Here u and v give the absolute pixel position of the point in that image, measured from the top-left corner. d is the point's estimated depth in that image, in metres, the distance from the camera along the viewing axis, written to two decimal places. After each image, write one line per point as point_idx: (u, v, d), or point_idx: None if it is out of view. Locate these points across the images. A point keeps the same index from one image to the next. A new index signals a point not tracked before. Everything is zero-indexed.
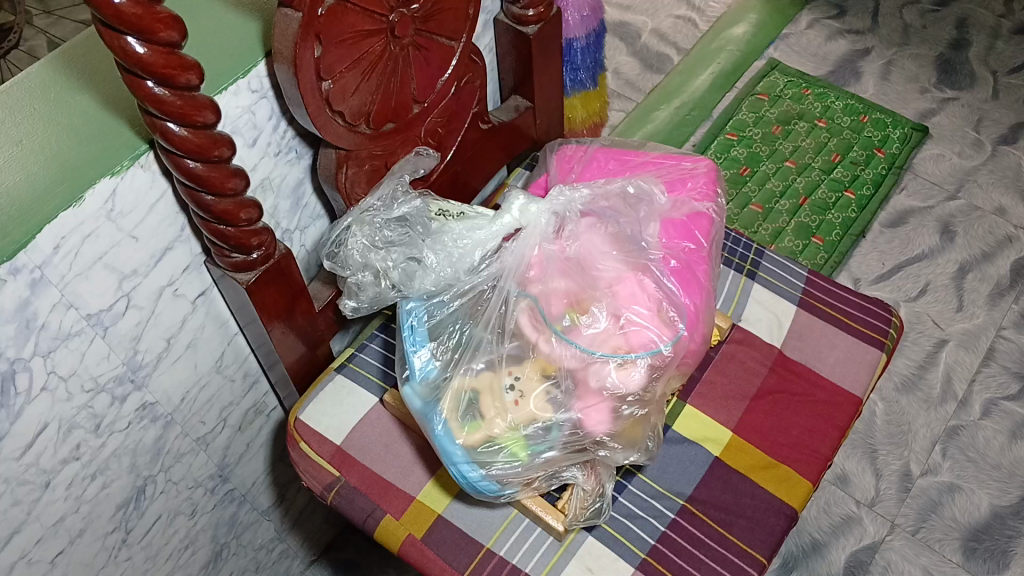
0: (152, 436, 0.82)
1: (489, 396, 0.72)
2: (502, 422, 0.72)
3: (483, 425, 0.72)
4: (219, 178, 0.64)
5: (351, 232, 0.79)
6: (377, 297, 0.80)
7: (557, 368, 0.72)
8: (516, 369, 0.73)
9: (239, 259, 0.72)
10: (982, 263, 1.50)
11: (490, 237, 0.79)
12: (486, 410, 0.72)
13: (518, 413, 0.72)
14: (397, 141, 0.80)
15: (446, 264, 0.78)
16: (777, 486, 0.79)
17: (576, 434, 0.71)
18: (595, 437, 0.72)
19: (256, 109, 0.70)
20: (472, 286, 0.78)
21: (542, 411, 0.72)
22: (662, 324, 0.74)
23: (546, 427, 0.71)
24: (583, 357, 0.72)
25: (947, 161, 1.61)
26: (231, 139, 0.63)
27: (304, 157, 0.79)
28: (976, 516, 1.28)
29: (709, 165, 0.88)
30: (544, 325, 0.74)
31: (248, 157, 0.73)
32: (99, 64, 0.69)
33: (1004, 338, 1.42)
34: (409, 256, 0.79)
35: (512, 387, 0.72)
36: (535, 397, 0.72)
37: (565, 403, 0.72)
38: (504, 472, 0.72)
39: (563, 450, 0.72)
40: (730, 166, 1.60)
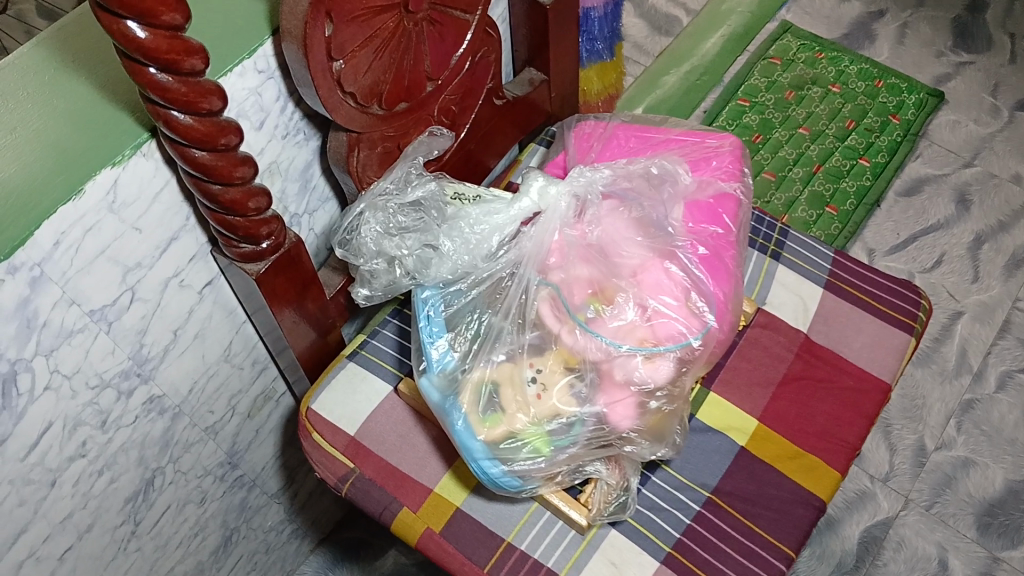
0: (160, 428, 0.79)
1: (510, 388, 0.70)
2: (524, 416, 0.69)
3: (504, 419, 0.69)
4: (227, 168, 0.60)
5: (364, 219, 0.75)
6: (391, 285, 0.77)
7: (581, 360, 0.70)
8: (537, 360, 0.71)
9: (248, 249, 0.69)
10: (998, 234, 1.47)
11: (509, 222, 0.76)
12: (507, 404, 0.70)
13: (542, 407, 0.69)
14: (411, 121, 0.76)
15: (463, 251, 0.75)
16: (805, 477, 0.78)
17: (601, 430, 0.69)
18: (621, 431, 0.69)
19: (263, 89, 0.66)
20: (490, 274, 0.75)
21: (566, 404, 0.69)
22: (690, 315, 0.71)
23: (570, 423, 0.69)
24: (607, 350, 0.69)
25: (964, 128, 1.57)
26: (239, 125, 0.60)
27: (312, 139, 0.75)
28: (991, 492, 1.27)
29: (736, 144, 0.85)
30: (566, 315, 0.71)
31: (255, 140, 0.69)
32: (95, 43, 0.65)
33: (1021, 310, 1.40)
34: (425, 242, 0.75)
35: (535, 380, 0.70)
36: (558, 391, 0.70)
37: (589, 397, 0.69)
38: (527, 468, 0.69)
39: (586, 446, 0.70)
40: (742, 133, 1.56)
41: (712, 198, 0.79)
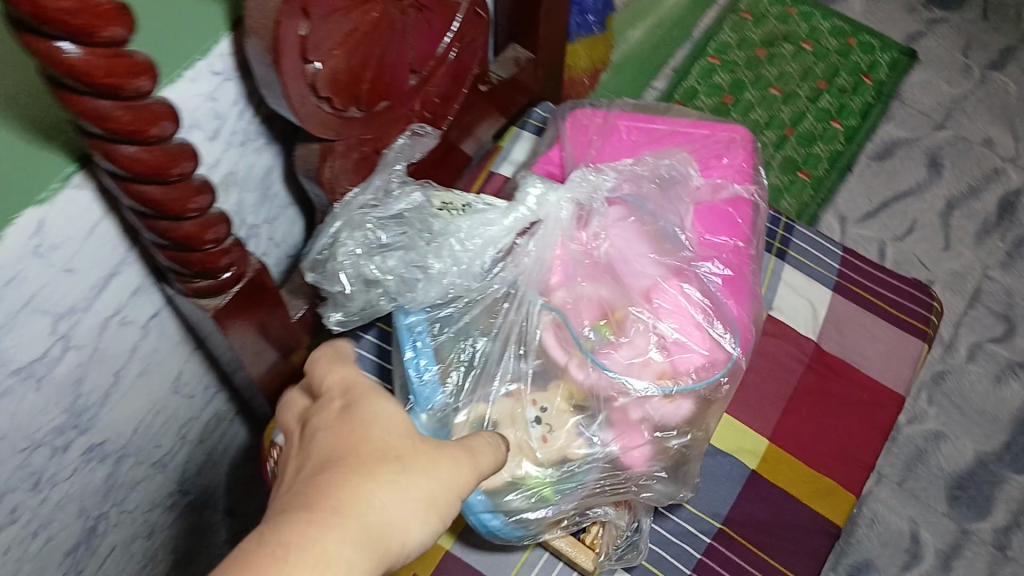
0: (101, 476, 0.69)
1: (510, 428, 0.61)
2: (527, 461, 0.61)
3: (504, 462, 0.61)
4: (182, 200, 0.50)
5: (341, 239, 0.64)
6: (369, 308, 0.67)
7: (590, 394, 0.62)
8: (541, 394, 0.63)
9: (205, 284, 0.59)
10: (969, 199, 1.44)
11: (503, 234, 0.66)
12: (507, 446, 0.61)
13: (548, 448, 0.61)
14: (392, 120, 0.66)
15: (452, 269, 0.65)
16: (820, 502, 0.73)
17: (613, 473, 0.62)
18: (635, 472, 0.62)
19: (220, 93, 0.55)
20: (483, 294, 0.66)
21: (574, 445, 0.61)
22: (713, 342, 0.64)
23: (579, 466, 0.61)
24: (622, 388, 0.61)
25: (936, 89, 1.53)
26: (194, 149, 0.49)
27: (274, 143, 0.65)
28: (962, 463, 1.25)
29: (743, 141, 0.78)
30: (573, 344, 0.63)
31: (210, 151, 0.58)
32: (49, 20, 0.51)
33: (990, 279, 1.38)
34: (409, 260, 0.65)
35: (539, 420, 0.62)
36: (565, 430, 0.61)
37: (602, 436, 0.61)
38: (531, 517, 0.61)
39: (598, 491, 0.62)
40: (712, 94, 1.48)
41: (724, 202, 0.72)
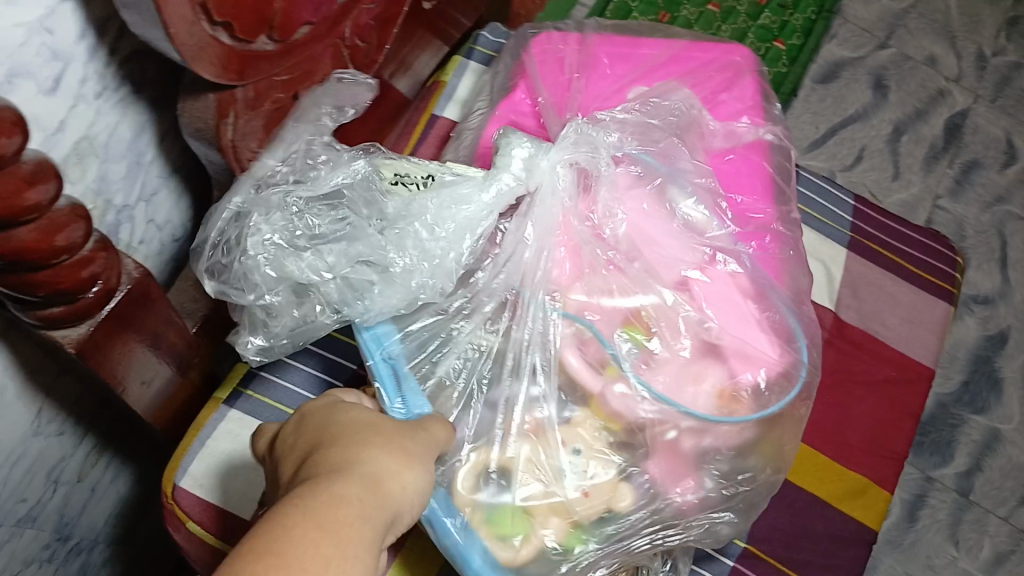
0: None
1: (537, 479, 0.46)
2: (563, 522, 0.45)
3: (532, 525, 0.45)
4: (9, 196, 0.31)
5: (255, 229, 0.46)
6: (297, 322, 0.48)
7: (639, 423, 0.48)
8: (569, 428, 0.47)
9: (60, 308, 0.40)
10: (917, 123, 1.35)
11: (485, 214, 0.48)
12: (537, 506, 0.45)
13: (589, 502, 0.46)
14: (303, 58, 0.48)
15: (417, 261, 0.47)
16: (853, 505, 0.61)
17: (661, 527, 0.47)
18: (690, 517, 0.48)
19: (55, 22, 0.36)
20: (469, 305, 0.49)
21: (620, 496, 0.46)
22: (782, 345, 0.52)
23: (622, 523, 0.46)
24: (671, 416, 0.47)
25: (876, 4, 1.43)
26: (17, 115, 0.31)
27: (145, 91, 0.45)
28: (923, 409, 1.21)
29: (737, 80, 0.66)
30: (602, 360, 0.48)
31: (49, 110, 0.39)
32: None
33: (941, 210, 1.31)
34: (350, 252, 0.46)
35: (572, 464, 0.46)
36: (610, 475, 0.47)
37: (652, 479, 0.47)
38: None
39: (645, 546, 0.48)
40: (647, 11, 1.32)
41: (746, 149, 0.60)
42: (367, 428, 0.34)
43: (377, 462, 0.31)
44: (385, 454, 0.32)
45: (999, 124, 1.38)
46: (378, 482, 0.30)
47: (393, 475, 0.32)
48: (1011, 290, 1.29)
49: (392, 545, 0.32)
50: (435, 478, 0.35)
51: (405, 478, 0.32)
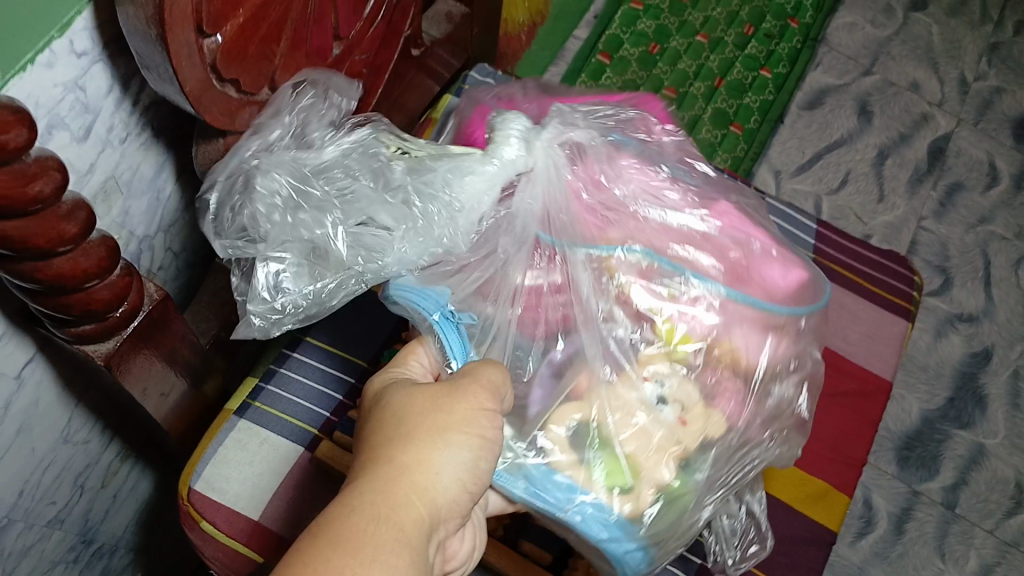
0: None
1: (633, 431, 0.49)
2: (667, 468, 0.49)
3: (641, 481, 0.48)
4: (47, 230, 0.37)
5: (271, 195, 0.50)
6: (335, 289, 0.51)
7: (713, 344, 0.51)
8: (640, 375, 0.50)
9: (88, 327, 0.45)
10: (901, 147, 1.40)
11: (495, 180, 0.54)
12: (641, 457, 0.48)
13: (685, 441, 0.49)
14: (309, 99, 0.53)
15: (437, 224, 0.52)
16: (815, 508, 0.66)
17: (747, 448, 0.52)
18: (756, 438, 0.53)
19: (88, 80, 0.41)
20: (506, 258, 0.53)
21: (707, 428, 0.50)
22: (787, 264, 0.57)
23: (720, 448, 0.51)
24: (724, 322, 0.51)
25: (860, 32, 1.48)
26: (59, 160, 0.36)
27: (162, 135, 0.51)
28: (910, 423, 1.24)
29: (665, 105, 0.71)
30: (656, 280, 0.52)
31: (81, 154, 0.44)
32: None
33: (925, 230, 1.35)
34: (372, 213, 0.52)
35: (663, 400, 0.50)
36: (700, 411, 0.50)
37: (735, 404, 0.51)
38: (672, 538, 0.50)
39: (727, 476, 0.52)
40: (638, 43, 1.38)
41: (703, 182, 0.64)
42: (404, 425, 0.41)
43: (411, 454, 0.39)
44: (415, 448, 0.39)
45: (983, 147, 1.42)
46: (399, 480, 0.38)
47: (418, 467, 0.39)
48: (995, 307, 1.32)
49: (454, 524, 0.40)
50: (481, 444, 0.41)
51: (433, 469, 0.39)
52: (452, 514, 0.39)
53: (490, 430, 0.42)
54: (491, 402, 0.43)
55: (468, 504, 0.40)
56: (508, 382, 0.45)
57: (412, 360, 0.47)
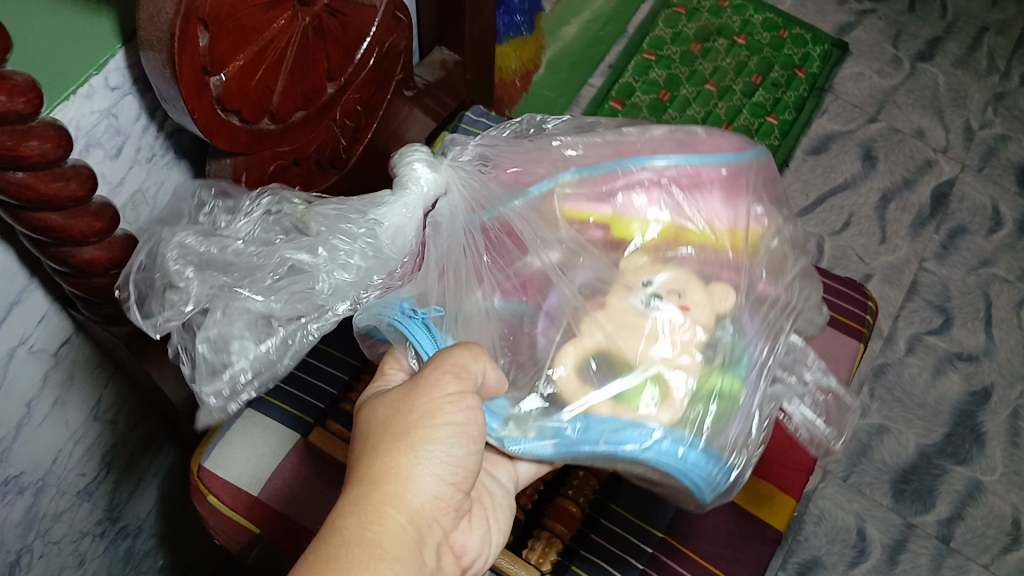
0: (20, 508, 0.68)
1: (628, 346, 0.53)
2: (686, 356, 0.53)
3: (663, 380, 0.52)
4: (81, 225, 0.46)
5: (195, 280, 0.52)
6: (282, 350, 0.55)
7: (655, 224, 0.59)
8: (627, 288, 0.56)
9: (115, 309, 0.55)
10: (904, 191, 1.45)
11: (414, 206, 0.60)
12: (649, 358, 0.53)
13: (692, 324, 0.54)
14: (312, 133, 0.62)
15: (345, 268, 0.56)
16: (759, 508, 0.74)
17: (770, 305, 0.57)
18: (774, 302, 0.58)
19: (120, 109, 0.51)
20: (450, 260, 0.59)
21: (705, 310, 0.55)
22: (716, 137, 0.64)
23: (732, 316, 0.55)
24: (676, 201, 0.59)
25: (867, 81, 1.54)
26: (89, 169, 0.45)
27: (184, 158, 0.60)
28: (905, 457, 1.27)
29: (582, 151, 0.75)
30: (598, 186, 0.60)
31: (113, 170, 0.54)
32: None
33: (927, 271, 1.40)
34: (290, 264, 0.55)
35: (653, 296, 0.55)
36: (695, 291, 0.55)
37: (730, 272, 0.57)
38: (740, 428, 0.53)
39: (769, 332, 0.56)
40: (650, 90, 1.46)
41: None
42: (376, 434, 0.46)
43: (385, 463, 0.45)
44: (390, 457, 0.45)
45: (986, 192, 1.46)
46: (379, 490, 0.44)
47: (394, 473, 0.44)
48: (994, 347, 1.34)
49: (441, 512, 0.46)
50: (452, 432, 0.47)
51: (408, 474, 0.45)
52: (433, 504, 0.45)
53: (455, 414, 0.47)
54: (453, 383, 0.48)
55: (450, 491, 0.46)
56: (472, 360, 0.50)
57: (390, 369, 0.52)
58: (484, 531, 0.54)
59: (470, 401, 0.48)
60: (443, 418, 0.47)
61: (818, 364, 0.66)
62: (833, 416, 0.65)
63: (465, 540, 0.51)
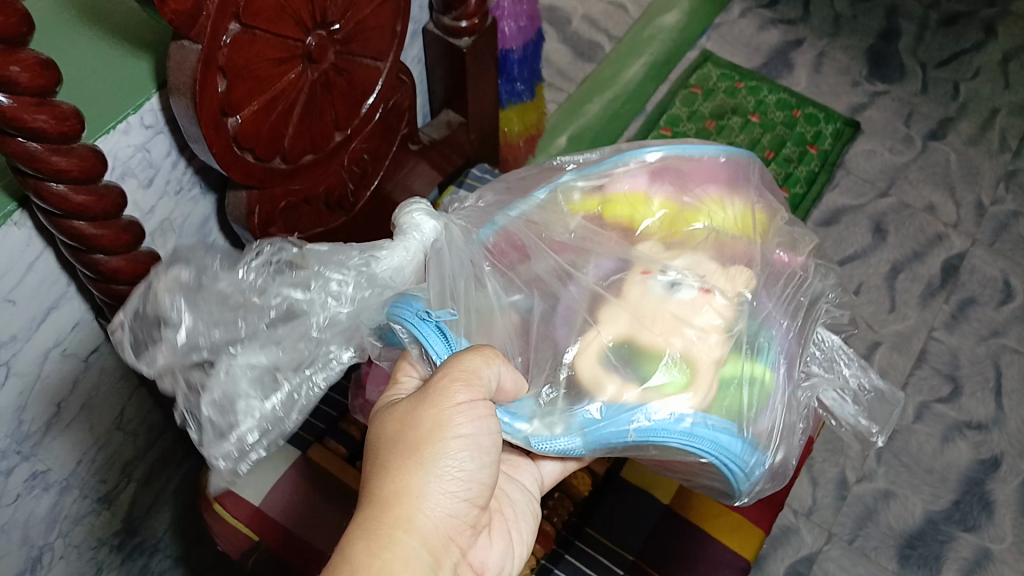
0: (44, 504, 0.76)
1: (644, 337, 0.56)
2: (711, 339, 0.56)
3: (687, 365, 0.55)
4: (110, 236, 0.55)
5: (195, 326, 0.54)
6: (288, 406, 0.56)
7: (658, 213, 0.63)
8: (642, 276, 0.59)
9: None
10: (914, 263, 1.49)
11: (414, 250, 0.60)
12: (668, 345, 0.55)
13: (709, 311, 0.57)
14: (319, 174, 0.71)
15: (339, 302, 0.58)
16: (730, 538, 0.80)
17: (780, 284, 0.62)
18: (783, 285, 0.62)
19: (152, 145, 0.61)
20: (453, 274, 0.60)
21: (724, 296, 0.57)
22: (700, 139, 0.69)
23: (750, 302, 0.58)
24: (677, 190, 0.63)
25: (879, 157, 1.60)
26: (119, 191, 0.55)
27: (210, 195, 0.70)
28: (911, 523, 1.27)
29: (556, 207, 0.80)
30: (603, 180, 0.64)
31: (145, 199, 0.63)
32: (82, 11, 0.62)
33: (936, 339, 1.42)
34: (286, 305, 0.57)
35: (668, 281, 0.58)
36: (715, 276, 0.59)
37: (743, 260, 0.61)
38: (769, 414, 0.56)
39: (780, 306, 0.61)
40: None
41: None
42: (387, 451, 0.47)
43: (394, 485, 0.46)
44: (400, 477, 0.46)
45: (997, 265, 1.49)
46: (389, 511, 0.45)
47: (405, 495, 0.45)
48: (1004, 416, 1.35)
49: (450, 526, 0.47)
50: (463, 451, 0.47)
51: (419, 494, 0.46)
52: (446, 521, 0.47)
53: (467, 426, 0.48)
54: (464, 392, 0.48)
55: (464, 505, 0.48)
56: (482, 364, 0.49)
57: (402, 376, 0.53)
58: (505, 543, 0.56)
59: (482, 409, 0.48)
60: (454, 431, 0.47)
61: (856, 363, 0.71)
62: (877, 413, 0.70)
63: (485, 553, 0.53)
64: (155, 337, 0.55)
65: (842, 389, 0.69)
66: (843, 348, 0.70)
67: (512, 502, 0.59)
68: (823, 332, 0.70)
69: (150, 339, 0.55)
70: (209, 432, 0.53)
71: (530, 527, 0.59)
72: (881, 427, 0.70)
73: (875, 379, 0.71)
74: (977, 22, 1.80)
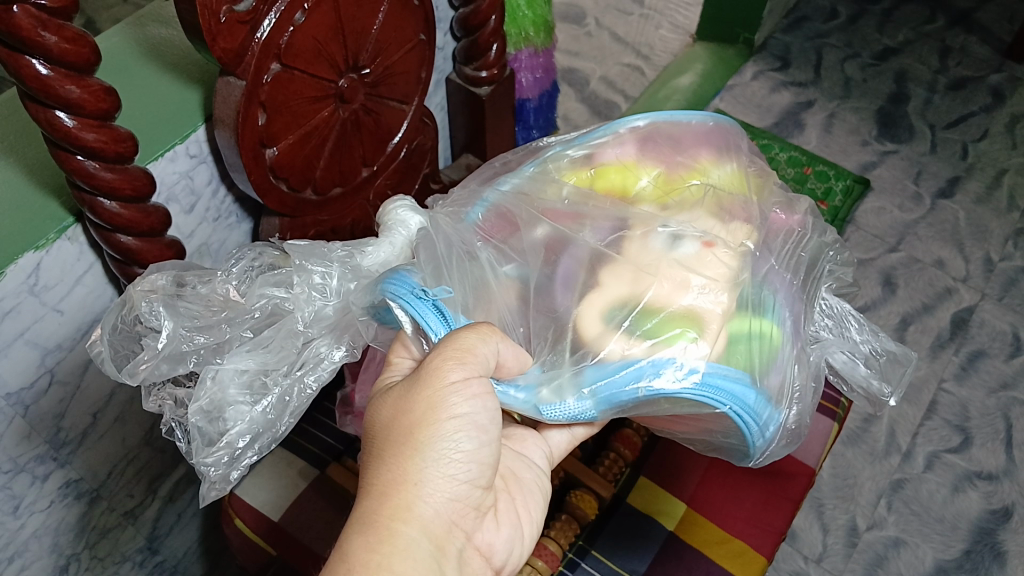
0: (75, 513, 0.81)
1: (637, 292, 0.58)
2: (717, 289, 0.58)
3: (692, 317, 0.57)
4: (153, 252, 0.62)
5: (164, 323, 0.58)
6: (280, 408, 0.60)
7: (649, 176, 0.67)
8: (642, 234, 0.61)
9: None
10: (923, 315, 1.44)
11: (400, 245, 0.66)
12: (668, 297, 0.57)
13: (714, 261, 0.59)
14: (345, 205, 0.78)
15: (324, 296, 0.62)
16: (732, 563, 0.82)
17: (775, 238, 0.67)
18: (784, 249, 0.67)
19: (195, 173, 0.67)
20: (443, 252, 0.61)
21: (727, 248, 0.60)
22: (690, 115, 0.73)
23: (752, 253, 0.62)
24: (667, 161, 0.67)
25: (888, 214, 1.58)
26: (165, 212, 0.62)
27: (245, 223, 0.76)
28: (921, 571, 1.18)
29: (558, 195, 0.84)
30: (598, 150, 0.68)
31: (186, 224, 0.69)
32: (143, 50, 0.70)
33: (946, 391, 1.36)
34: (270, 305, 0.61)
35: (670, 229, 0.61)
36: (717, 231, 0.63)
37: (742, 217, 0.65)
38: (781, 374, 0.61)
39: (784, 263, 0.66)
40: None
41: None
42: (385, 438, 0.50)
43: (391, 474, 0.48)
44: (397, 466, 0.48)
45: (1007, 319, 1.44)
46: (389, 501, 0.48)
47: (403, 482, 0.48)
48: (1016, 468, 1.27)
49: (452, 507, 0.49)
50: (458, 430, 0.50)
51: (416, 480, 0.48)
52: (446, 505, 0.49)
53: (460, 406, 0.50)
54: (456, 371, 0.50)
55: (465, 487, 0.50)
56: (477, 342, 0.52)
57: (396, 359, 0.57)
58: (514, 525, 0.57)
59: (475, 388, 0.51)
60: (448, 413, 0.50)
61: (867, 329, 0.74)
62: (888, 375, 0.73)
63: (494, 539, 0.55)
64: (136, 349, 0.60)
65: (852, 352, 0.73)
66: (853, 314, 0.74)
67: (519, 482, 0.61)
68: (830, 299, 0.73)
69: (132, 351, 0.60)
70: (198, 439, 0.57)
71: (540, 506, 0.61)
72: (893, 388, 0.73)
73: (886, 342, 0.74)
74: (985, 86, 1.81)
